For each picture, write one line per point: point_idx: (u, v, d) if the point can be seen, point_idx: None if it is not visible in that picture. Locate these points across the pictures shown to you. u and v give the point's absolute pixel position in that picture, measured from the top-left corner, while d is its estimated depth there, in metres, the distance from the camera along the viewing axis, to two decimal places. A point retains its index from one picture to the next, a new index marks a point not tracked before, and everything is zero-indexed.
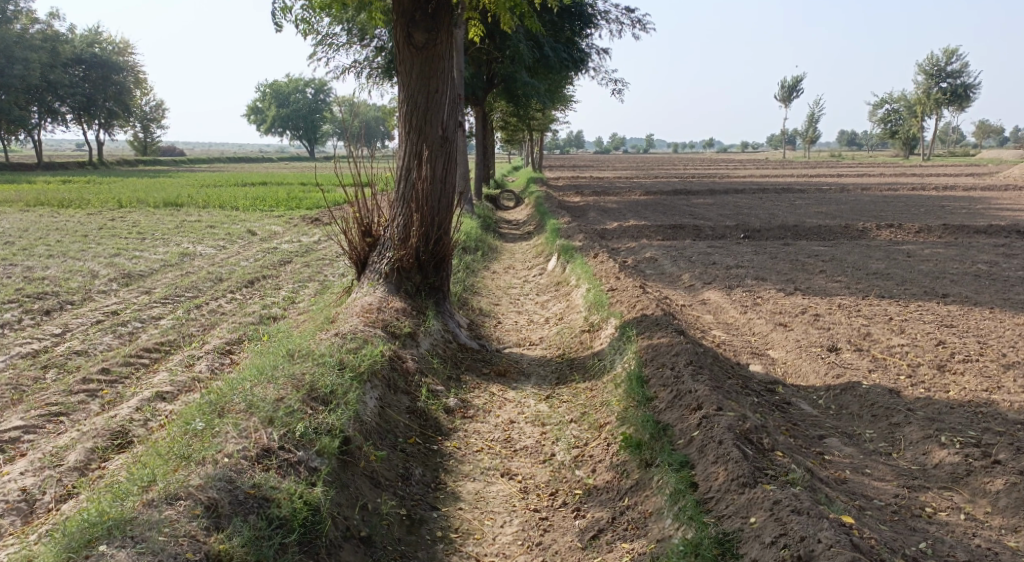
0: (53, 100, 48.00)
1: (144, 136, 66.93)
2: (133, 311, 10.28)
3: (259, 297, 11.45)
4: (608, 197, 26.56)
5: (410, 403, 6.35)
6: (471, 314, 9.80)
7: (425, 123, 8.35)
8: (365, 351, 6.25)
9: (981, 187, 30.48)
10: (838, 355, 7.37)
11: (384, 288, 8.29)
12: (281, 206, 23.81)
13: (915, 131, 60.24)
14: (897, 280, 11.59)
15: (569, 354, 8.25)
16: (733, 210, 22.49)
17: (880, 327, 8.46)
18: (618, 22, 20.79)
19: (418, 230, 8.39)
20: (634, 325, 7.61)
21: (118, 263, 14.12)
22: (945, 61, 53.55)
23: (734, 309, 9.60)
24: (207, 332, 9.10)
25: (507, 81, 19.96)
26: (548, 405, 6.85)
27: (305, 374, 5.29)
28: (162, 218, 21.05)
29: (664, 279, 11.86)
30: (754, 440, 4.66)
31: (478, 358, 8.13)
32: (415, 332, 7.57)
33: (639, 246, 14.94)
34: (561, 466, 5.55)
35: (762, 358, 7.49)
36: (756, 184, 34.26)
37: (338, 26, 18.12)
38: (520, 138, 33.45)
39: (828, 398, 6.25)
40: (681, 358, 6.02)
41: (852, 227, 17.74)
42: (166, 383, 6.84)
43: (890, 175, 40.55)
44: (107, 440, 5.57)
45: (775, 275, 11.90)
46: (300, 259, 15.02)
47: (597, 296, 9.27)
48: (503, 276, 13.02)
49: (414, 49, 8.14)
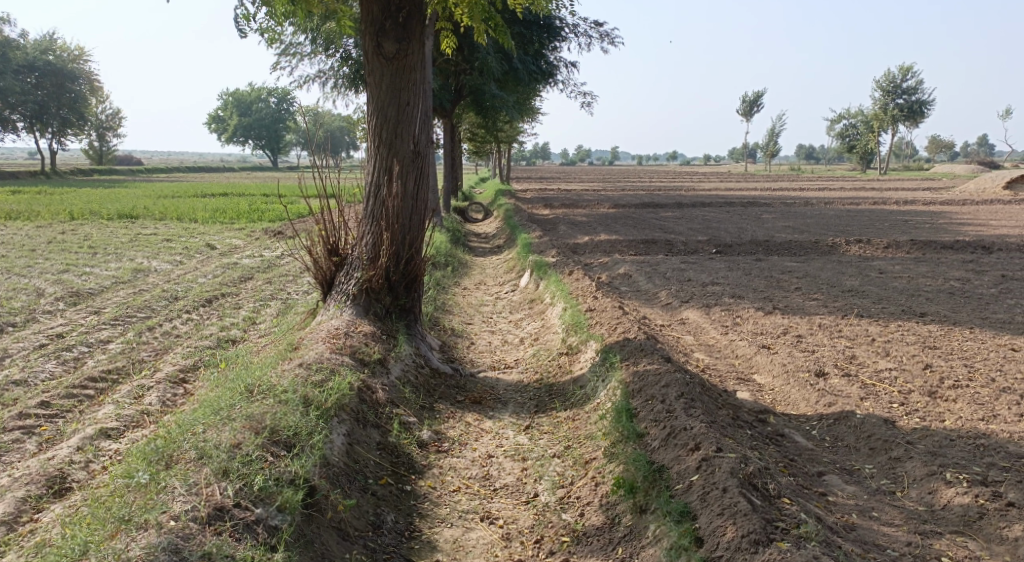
0: (3, 107, 46.55)
1: (100, 145, 65.24)
2: (80, 333, 9.71)
3: (218, 317, 10.93)
4: (577, 210, 26.29)
5: (380, 438, 5.92)
6: (442, 334, 9.38)
7: (395, 137, 7.93)
8: (331, 384, 5.80)
9: (941, 201, 30.82)
10: (827, 380, 7.06)
11: (352, 310, 7.82)
12: (242, 218, 23.17)
13: (873, 145, 61.22)
14: (874, 298, 11.41)
15: (546, 379, 7.86)
16: (703, 223, 22.37)
17: (865, 349, 8.20)
18: (587, 36, 20.61)
19: (388, 249, 7.95)
20: (616, 351, 7.25)
21: (67, 280, 13.46)
22: (902, 78, 54.58)
23: (715, 330, 9.30)
24: (159, 357, 8.59)
25: (476, 93, 19.62)
26: (528, 437, 6.45)
27: (266, 413, 4.83)
28: (116, 230, 20.29)
29: (640, 297, 11.55)
30: (759, 486, 4.36)
31: (451, 385, 7.70)
32: (386, 358, 7.14)
33: (613, 261, 14.66)
34: (544, 509, 5.18)
35: (748, 384, 7.17)
36: (722, 198, 34.24)
37: (302, 34, 17.61)
38: (487, 149, 33.08)
39: (822, 428, 5.93)
40: (671, 390, 5.67)
41: (822, 242, 17.64)
42: (111, 418, 6.48)
43: (852, 189, 41.03)
44: (42, 488, 5.22)
45: (752, 293, 11.65)
46: (261, 275, 14.48)
47: (574, 317, 8.91)
48: (475, 292, 12.60)
49: (384, 60, 7.72)
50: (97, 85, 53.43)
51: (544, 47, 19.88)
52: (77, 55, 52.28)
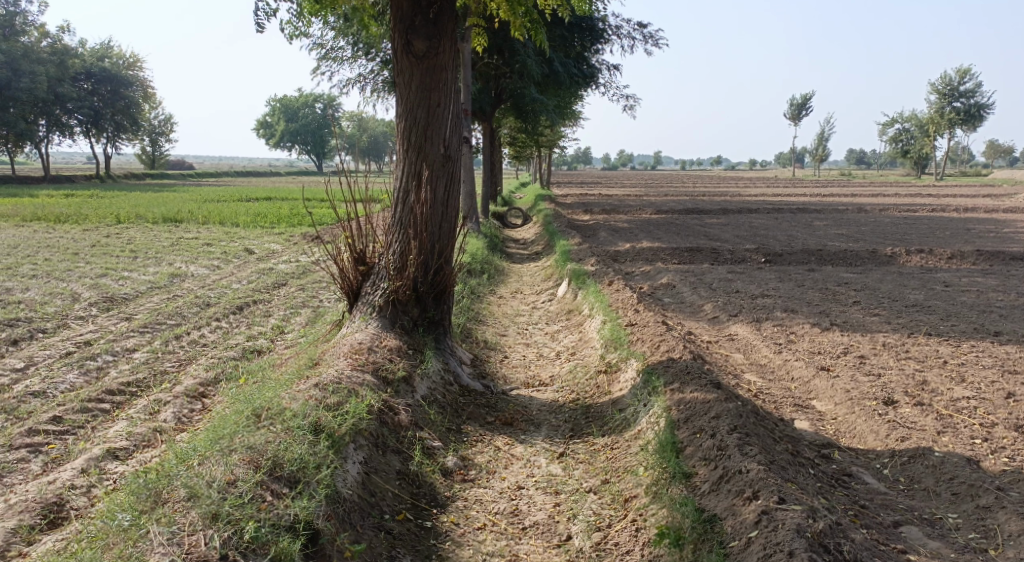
0: (61, 113, 47.52)
1: (153, 150, 66.48)
2: (107, 340, 9.41)
3: (247, 325, 10.58)
4: (619, 216, 25.61)
5: (401, 466, 5.45)
6: (474, 347, 8.88)
7: (424, 140, 7.46)
8: (346, 406, 5.31)
9: (1003, 208, 29.41)
10: (896, 410, 6.41)
11: (377, 323, 7.35)
12: (283, 222, 22.98)
13: (929, 150, 59.20)
14: (941, 314, 10.60)
15: (583, 400, 7.31)
16: (750, 230, 21.58)
17: (937, 374, 7.49)
18: (630, 38, 20.04)
19: (416, 257, 7.48)
20: (660, 372, 6.63)
21: (103, 285, 13.28)
22: (959, 81, 52.81)
23: (767, 348, 8.62)
24: (181, 369, 8.21)
25: (516, 97, 19.15)
26: (562, 466, 5.90)
27: (269, 443, 4.45)
28: (158, 234, 20.24)
29: (684, 309, 10.93)
30: (831, 548, 3.82)
31: (481, 404, 7.18)
32: (411, 376, 6.64)
33: (656, 270, 14.01)
34: (578, 555, 4.66)
35: (807, 411, 6.53)
36: (771, 204, 33.19)
37: (342, 38, 17.31)
38: (528, 154, 32.61)
39: (894, 468, 5.34)
40: (723, 423, 5.06)
41: (879, 251, 16.75)
42: (121, 437, 6.08)
43: (906, 195, 39.61)
44: (36, 517, 4.83)
45: (806, 307, 10.93)
46: (295, 281, 14.15)
47: (614, 331, 8.35)
48: (510, 302, 12.07)
49: (413, 59, 7.25)
50: (149, 91, 54.37)
51: (586, 50, 19.36)
52: (131, 63, 53.22)
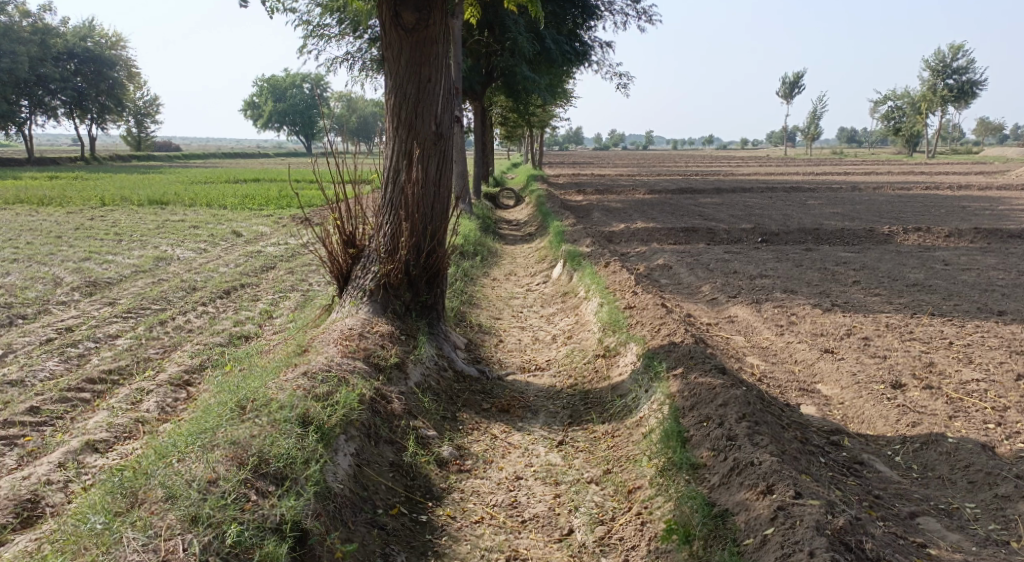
0: (44, 94, 46.71)
1: (139, 131, 65.60)
2: (90, 327, 9.10)
3: (234, 310, 10.29)
4: (612, 196, 25.33)
5: (394, 457, 5.23)
6: (468, 331, 8.66)
7: (415, 117, 7.17)
8: (336, 396, 5.07)
9: (997, 186, 29.25)
10: (904, 394, 6.22)
11: (369, 309, 7.10)
12: (272, 204, 22.58)
13: (920, 128, 58.98)
14: (943, 293, 10.42)
15: (582, 385, 7.09)
16: (744, 210, 21.37)
17: (943, 356, 7.30)
18: (623, 14, 19.69)
19: (408, 240, 7.21)
20: (661, 357, 6.41)
21: (86, 269, 12.94)
22: (951, 58, 52.53)
23: (768, 330, 8.41)
24: (165, 356, 7.93)
25: (508, 75, 18.77)
26: (561, 455, 5.69)
27: (254, 438, 4.26)
28: (144, 217, 19.83)
29: (682, 290, 10.71)
30: (853, 546, 3.64)
31: (476, 390, 6.96)
32: (404, 362, 6.41)
33: (651, 251, 13.79)
34: (580, 551, 4.47)
35: (813, 396, 6.33)
36: (764, 182, 32.94)
37: (329, 14, 16.89)
38: (519, 134, 32.23)
39: (907, 455, 5.16)
40: (731, 411, 4.85)
41: (876, 230, 16.55)
42: (101, 429, 5.81)
43: (898, 173, 39.46)
44: (9, 517, 4.59)
45: (806, 287, 10.72)
46: (284, 264, 13.84)
47: (612, 314, 8.13)
48: (504, 284, 11.82)
49: (402, 32, 6.94)
50: (134, 71, 53.51)
51: (578, 27, 19.01)
52: (114, 42, 52.30)
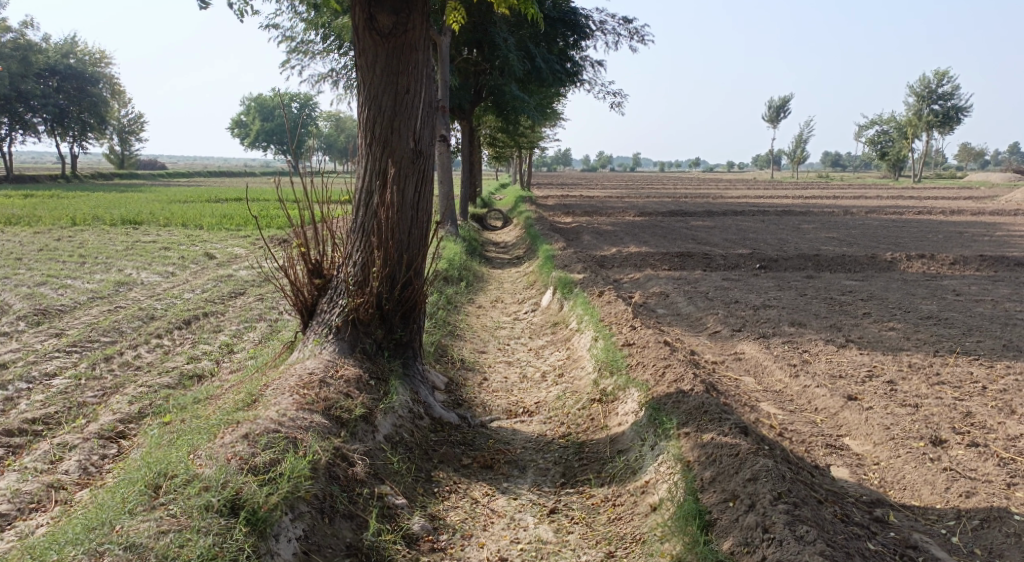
0: (24, 111, 45.65)
1: (122, 149, 64.48)
2: (28, 362, 8.14)
3: (192, 343, 9.37)
4: (602, 218, 24.53)
5: (352, 537, 4.37)
6: (448, 369, 7.77)
7: (391, 133, 6.33)
8: (280, 466, 4.26)
9: (990, 211, 28.72)
10: (947, 452, 5.40)
11: (334, 348, 6.25)
12: (250, 224, 21.60)
13: (906, 153, 58.68)
14: (961, 327, 9.64)
15: (575, 436, 6.22)
16: (739, 233, 20.67)
17: (981, 404, 6.47)
18: (615, 34, 19.04)
19: (380, 270, 6.34)
20: (668, 410, 5.52)
21: (39, 294, 11.94)
22: (936, 84, 52.51)
23: (780, 369, 7.56)
24: (104, 400, 7.00)
25: (495, 96, 18.03)
26: (554, 529, 4.81)
27: (158, 538, 3.69)
28: (114, 237, 18.81)
29: (683, 322, 9.88)
30: None
31: (456, 441, 6.06)
32: (372, 412, 5.52)
33: (646, 278, 13.00)
34: None
35: (842, 454, 5.49)
36: (755, 206, 32.24)
37: (311, 30, 16.14)
38: (507, 155, 31.50)
39: (966, 537, 4.36)
40: (763, 489, 4.20)
41: (877, 256, 15.81)
42: (3, 499, 4.92)
43: (888, 197, 39.01)
44: None
45: (815, 320, 9.89)
46: (255, 290, 12.91)
47: (608, 352, 7.25)
48: (490, 313, 10.95)
49: (377, 37, 6.12)
50: (117, 88, 52.62)
51: (567, 46, 18.28)
52: (97, 59, 51.43)
